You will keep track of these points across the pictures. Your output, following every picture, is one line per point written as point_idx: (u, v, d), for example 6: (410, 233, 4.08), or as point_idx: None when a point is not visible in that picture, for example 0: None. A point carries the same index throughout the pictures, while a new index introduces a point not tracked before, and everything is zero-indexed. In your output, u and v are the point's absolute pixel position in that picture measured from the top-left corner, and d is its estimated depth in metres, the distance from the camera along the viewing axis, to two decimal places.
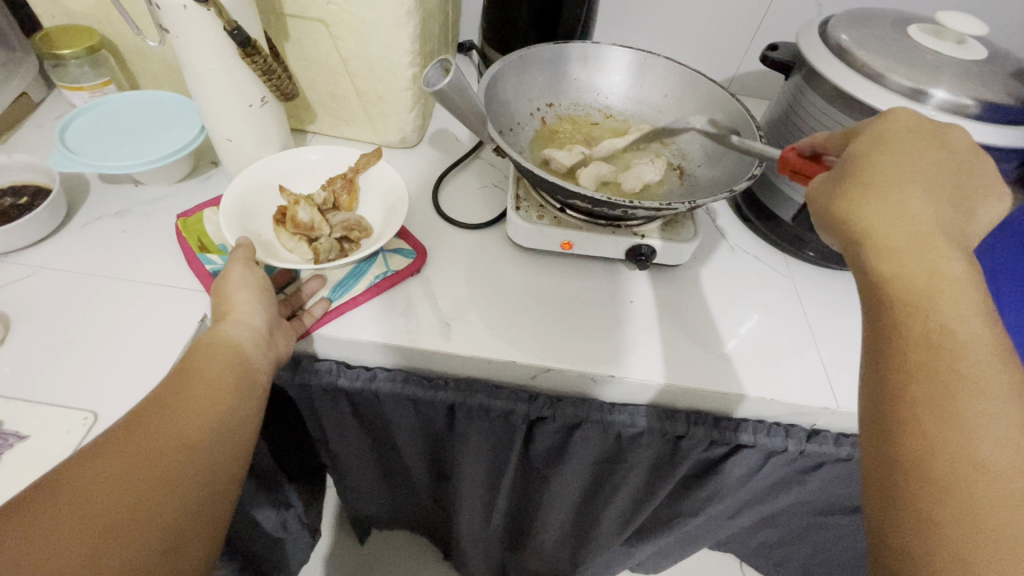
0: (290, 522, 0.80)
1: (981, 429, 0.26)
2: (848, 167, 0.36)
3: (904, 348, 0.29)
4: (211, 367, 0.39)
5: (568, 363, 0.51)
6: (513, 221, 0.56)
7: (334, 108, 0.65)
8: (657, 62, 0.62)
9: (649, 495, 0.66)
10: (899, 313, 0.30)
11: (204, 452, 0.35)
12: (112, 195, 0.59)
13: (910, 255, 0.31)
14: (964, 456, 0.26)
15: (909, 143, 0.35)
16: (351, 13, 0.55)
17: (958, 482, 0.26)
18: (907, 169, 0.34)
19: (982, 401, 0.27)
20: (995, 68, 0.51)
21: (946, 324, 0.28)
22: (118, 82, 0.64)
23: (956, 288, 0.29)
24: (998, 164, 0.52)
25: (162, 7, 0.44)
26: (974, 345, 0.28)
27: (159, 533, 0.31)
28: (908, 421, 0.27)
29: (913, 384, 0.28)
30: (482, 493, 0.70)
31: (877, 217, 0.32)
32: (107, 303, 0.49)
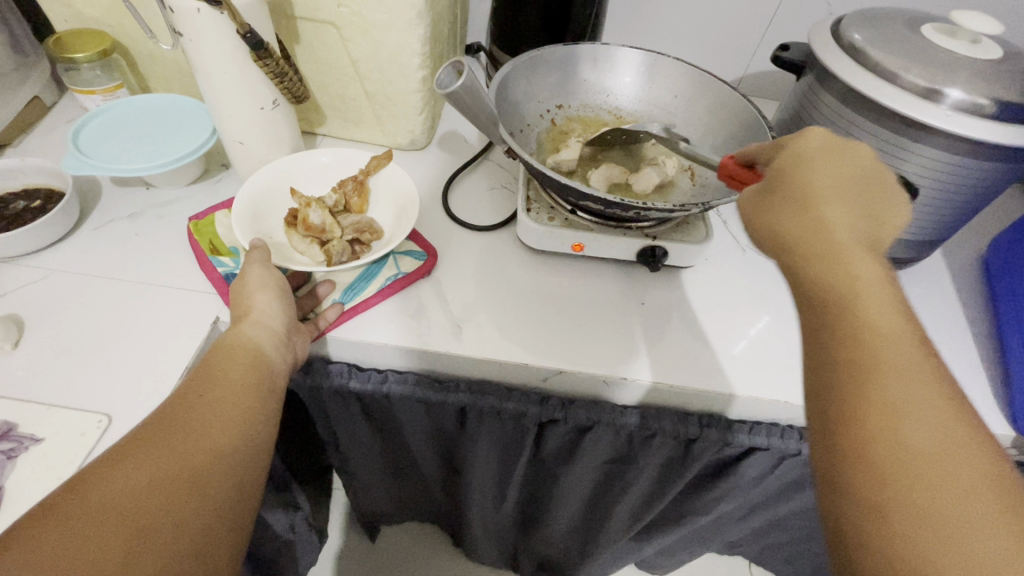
0: (299, 524, 0.79)
1: (913, 418, 0.27)
2: (775, 180, 0.38)
3: (835, 348, 0.31)
4: (232, 371, 0.39)
5: (580, 365, 0.51)
6: (524, 222, 0.56)
7: (344, 110, 0.66)
8: (667, 63, 0.62)
9: (659, 496, 0.65)
10: (834, 314, 0.31)
11: (229, 456, 0.34)
12: (124, 198, 0.59)
13: (834, 262, 0.33)
14: (900, 445, 0.27)
15: (830, 154, 0.36)
16: (362, 16, 0.55)
17: (892, 466, 0.27)
18: (824, 184, 0.35)
19: (908, 393, 0.28)
20: (1010, 67, 0.51)
21: (872, 322, 0.30)
22: (129, 85, 0.64)
23: (875, 287, 0.32)
24: (1014, 164, 0.51)
25: (176, 11, 0.44)
26: (895, 339, 0.30)
27: (187, 538, 0.30)
28: (848, 417, 0.29)
29: (846, 381, 0.29)
30: (493, 488, 0.71)
31: (802, 228, 0.34)
32: (121, 306, 0.49)
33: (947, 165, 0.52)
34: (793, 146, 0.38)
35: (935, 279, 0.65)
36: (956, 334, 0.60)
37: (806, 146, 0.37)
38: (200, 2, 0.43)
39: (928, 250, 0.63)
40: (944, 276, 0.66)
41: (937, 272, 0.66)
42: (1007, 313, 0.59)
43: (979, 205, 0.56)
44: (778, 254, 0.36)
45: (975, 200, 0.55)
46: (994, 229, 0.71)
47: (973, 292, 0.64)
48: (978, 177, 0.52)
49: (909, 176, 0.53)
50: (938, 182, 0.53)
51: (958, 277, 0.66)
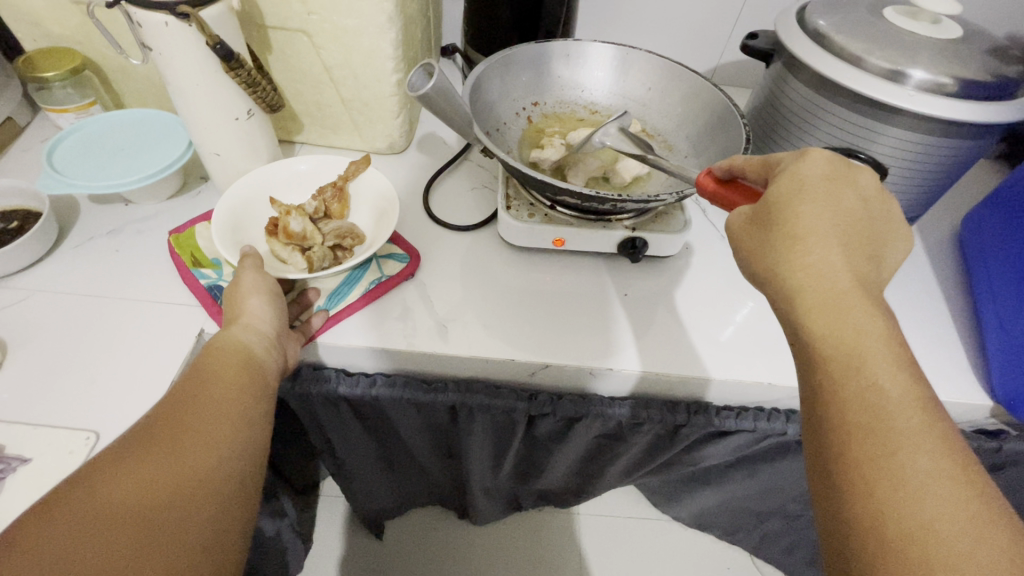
0: (287, 531, 0.79)
1: (924, 491, 0.28)
2: (766, 216, 0.36)
3: (841, 409, 0.31)
4: (224, 370, 0.39)
5: (567, 358, 0.52)
6: (505, 220, 0.56)
7: (321, 117, 0.66)
8: (638, 55, 0.62)
9: (647, 460, 0.67)
10: (839, 375, 0.32)
11: (230, 453, 0.35)
12: (102, 215, 0.59)
13: (837, 313, 0.32)
14: (884, 440, 0.29)
15: (821, 192, 0.35)
16: (333, 22, 0.55)
17: (874, 456, 0.29)
18: (821, 224, 0.34)
19: (917, 461, 0.29)
20: (971, 45, 0.52)
21: (860, 322, 0.32)
22: (103, 102, 0.64)
23: (884, 347, 0.32)
24: (979, 139, 0.52)
25: (144, 26, 0.44)
26: (872, 333, 0.32)
27: (192, 532, 0.31)
28: (855, 487, 0.29)
29: (851, 447, 0.30)
30: (489, 464, 0.72)
31: (801, 275, 0.34)
32: (103, 323, 0.49)
33: (914, 144, 0.53)
34: (786, 178, 0.36)
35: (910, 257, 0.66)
36: (933, 310, 0.61)
37: (802, 179, 0.36)
38: (168, 15, 0.43)
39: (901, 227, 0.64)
40: (919, 253, 0.67)
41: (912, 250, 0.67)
42: (980, 281, 0.60)
43: (948, 181, 0.58)
44: (776, 298, 0.36)
45: (945, 177, 0.57)
46: (966, 203, 0.73)
47: (947, 270, 0.66)
48: (946, 154, 0.53)
49: (880, 157, 0.55)
50: (906, 160, 0.54)
51: (934, 253, 0.67)
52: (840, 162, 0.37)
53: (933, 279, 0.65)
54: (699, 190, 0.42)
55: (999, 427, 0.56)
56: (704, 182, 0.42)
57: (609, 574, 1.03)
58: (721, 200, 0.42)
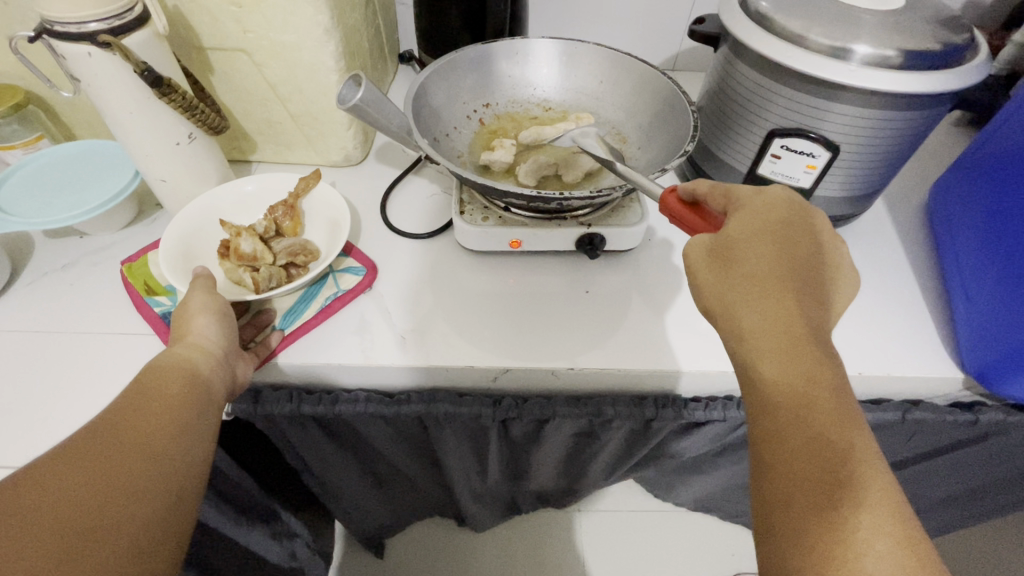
0: (300, 550, 0.83)
1: (865, 545, 0.28)
2: (719, 257, 0.37)
3: (791, 456, 0.31)
4: (166, 387, 0.39)
5: (527, 361, 0.51)
6: (458, 225, 0.56)
7: (273, 134, 0.65)
8: (586, 48, 0.62)
9: (628, 456, 0.66)
10: (790, 421, 0.32)
11: (170, 459, 0.35)
12: (57, 249, 0.58)
13: (787, 358, 0.32)
14: (830, 491, 0.29)
15: (776, 236, 0.36)
16: (270, 39, 0.54)
17: (817, 507, 0.29)
18: (776, 269, 0.35)
19: (861, 517, 0.29)
20: (913, 15, 0.51)
21: (816, 370, 0.32)
22: (52, 135, 0.63)
23: (839, 395, 0.32)
24: (929, 109, 0.51)
25: (68, 58, 0.43)
26: (829, 381, 0.32)
27: (126, 535, 0.31)
28: (800, 538, 0.29)
29: (798, 495, 0.30)
30: (472, 469, 0.72)
31: (751, 317, 0.34)
32: (58, 358, 0.49)
33: (865, 120, 0.52)
34: (739, 218, 0.38)
35: (877, 232, 0.66)
36: (901, 285, 0.61)
37: (758, 224, 0.37)
38: (90, 46, 0.42)
39: (867, 202, 0.63)
40: (887, 227, 0.66)
41: (879, 224, 0.67)
42: (949, 254, 0.59)
43: (904, 152, 0.57)
44: (726, 336, 0.36)
45: (902, 149, 0.56)
46: (933, 172, 0.72)
47: (916, 243, 0.65)
48: (897, 127, 0.53)
49: (832, 135, 0.54)
50: (860, 137, 0.54)
51: (903, 226, 0.67)
52: (796, 208, 0.38)
53: (902, 253, 0.64)
54: (662, 209, 0.42)
55: (975, 398, 0.55)
56: (673, 205, 0.42)
57: (609, 568, 1.03)
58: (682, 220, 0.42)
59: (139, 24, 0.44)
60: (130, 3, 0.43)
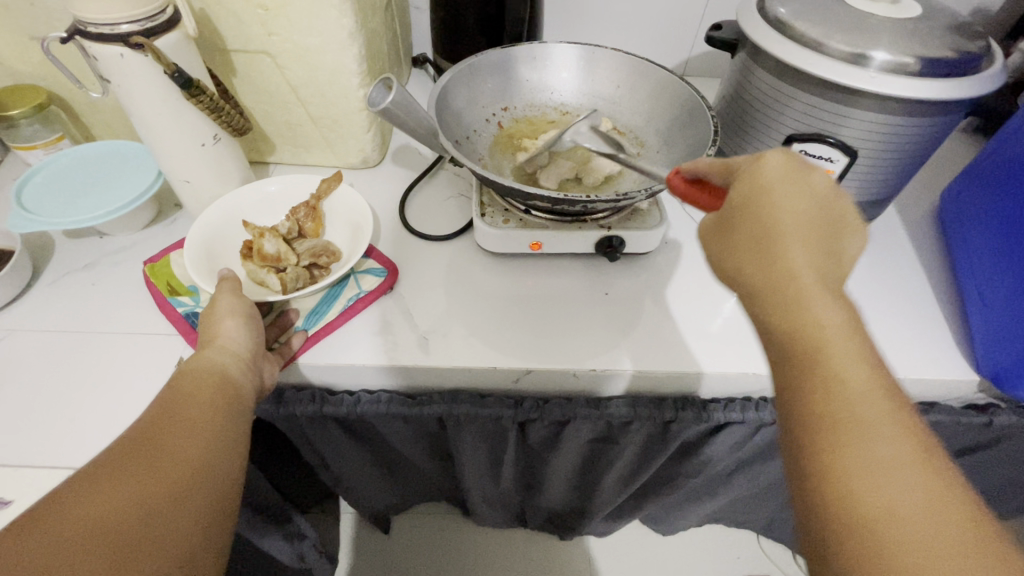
0: (310, 552, 0.82)
1: (889, 477, 0.28)
2: (729, 220, 0.36)
3: (806, 400, 0.31)
4: (199, 393, 0.39)
5: (550, 362, 0.51)
6: (479, 228, 0.56)
7: (292, 136, 0.66)
8: (604, 53, 0.62)
9: (646, 463, 0.66)
10: (803, 368, 0.32)
11: (209, 467, 0.35)
12: (78, 249, 0.58)
13: (798, 308, 0.33)
14: (843, 428, 0.29)
15: (785, 185, 0.34)
16: (294, 42, 0.55)
17: (834, 447, 0.29)
18: (780, 223, 0.33)
19: (875, 448, 0.29)
20: (930, 23, 0.52)
21: (817, 317, 0.32)
22: (72, 136, 0.63)
23: (845, 333, 0.32)
24: (946, 115, 0.52)
25: (99, 59, 0.44)
26: (833, 322, 0.32)
27: (174, 543, 0.31)
28: (821, 478, 0.29)
29: (818, 434, 0.30)
30: (486, 472, 0.72)
31: (763, 272, 0.34)
32: (82, 358, 0.49)
33: (881, 125, 0.53)
34: (745, 180, 0.35)
35: (890, 236, 0.67)
36: (915, 288, 0.61)
37: (763, 177, 0.34)
38: (122, 48, 0.43)
39: (880, 207, 0.64)
40: (899, 231, 0.67)
41: (892, 229, 0.67)
42: (963, 257, 0.60)
43: (919, 158, 0.58)
44: (743, 295, 0.36)
45: (916, 155, 0.57)
46: (944, 179, 0.73)
47: (929, 247, 0.66)
48: (913, 132, 0.53)
49: (848, 138, 0.55)
50: (876, 142, 0.54)
51: (915, 230, 0.68)
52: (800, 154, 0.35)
53: (915, 257, 0.65)
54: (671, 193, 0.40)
55: (988, 401, 0.56)
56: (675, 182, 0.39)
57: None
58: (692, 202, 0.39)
59: (170, 26, 0.45)
60: (162, 5, 0.43)
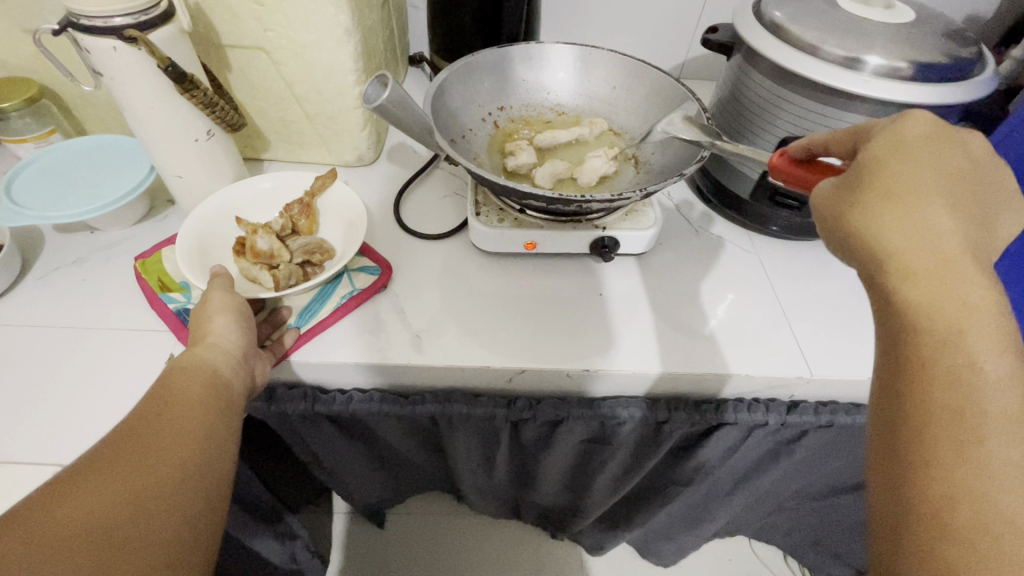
0: (300, 552, 0.82)
1: (1010, 476, 0.25)
2: (858, 178, 0.33)
3: (928, 382, 0.28)
4: (189, 390, 0.38)
5: (543, 362, 0.51)
6: (474, 227, 0.56)
7: (286, 133, 0.65)
8: (601, 55, 0.63)
9: (639, 464, 0.66)
10: (936, 348, 0.28)
11: (199, 465, 0.35)
12: (68, 244, 0.58)
13: (934, 280, 0.29)
14: (969, 416, 0.26)
15: (930, 151, 0.32)
16: (290, 38, 0.55)
17: (952, 435, 0.27)
18: (924, 187, 0.31)
19: (1005, 444, 0.26)
20: (923, 28, 0.52)
21: (963, 296, 0.28)
22: (63, 129, 0.63)
23: (991, 319, 0.28)
24: (938, 119, 0.53)
25: (92, 52, 0.43)
26: (980, 305, 0.28)
27: (161, 541, 0.31)
28: (924, 466, 0.27)
29: (934, 420, 0.27)
30: (479, 469, 0.72)
31: (894, 234, 0.30)
32: (70, 353, 0.49)
33: None
34: (884, 135, 0.33)
35: None
36: None
37: (906, 135, 0.32)
38: (116, 41, 0.42)
39: None
40: None
41: None
42: None
43: None
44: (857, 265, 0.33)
45: None
46: None
47: None
48: None
49: None
50: None
51: None
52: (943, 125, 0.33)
53: None
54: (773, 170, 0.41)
55: None
56: (777, 163, 0.41)
57: None
58: (795, 180, 0.40)
59: (164, 20, 0.44)
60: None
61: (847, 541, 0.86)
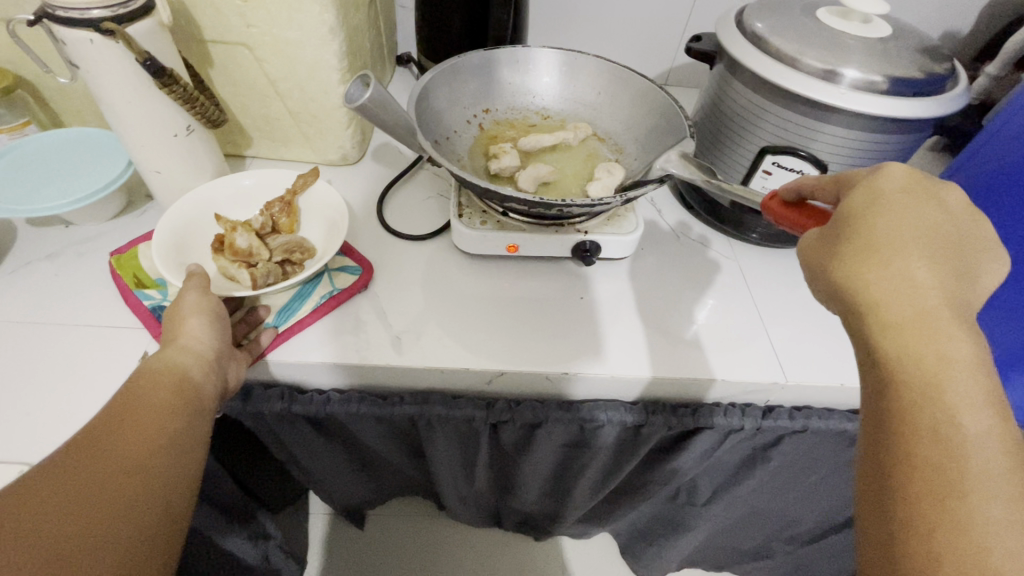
0: (275, 553, 0.81)
1: (995, 533, 0.25)
2: (841, 228, 0.34)
3: (911, 433, 0.28)
4: (156, 394, 0.38)
5: (523, 364, 0.52)
6: (457, 229, 0.56)
7: (269, 130, 0.65)
8: (585, 60, 0.63)
9: (618, 468, 0.67)
10: (913, 398, 0.29)
11: (160, 474, 0.34)
12: (42, 238, 0.57)
13: (915, 333, 0.30)
14: (950, 470, 0.27)
15: (910, 204, 0.33)
16: (273, 35, 0.54)
17: (936, 487, 0.27)
18: (902, 239, 0.32)
19: (990, 502, 0.26)
20: (899, 43, 0.54)
21: (940, 351, 0.29)
22: (39, 121, 0.62)
23: (965, 377, 0.29)
24: (912, 133, 0.54)
25: (68, 43, 0.42)
26: (955, 356, 0.29)
27: (115, 551, 0.30)
28: (910, 520, 0.27)
29: (919, 477, 0.27)
30: (459, 472, 0.72)
31: (876, 286, 0.31)
32: (42, 350, 0.48)
33: (853, 141, 0.54)
34: (861, 189, 0.35)
35: None
36: None
37: (882, 186, 0.34)
38: (92, 33, 0.42)
39: None
40: None
41: None
42: None
43: None
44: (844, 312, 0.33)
45: None
46: None
47: None
48: (881, 148, 0.55)
49: (821, 154, 0.56)
50: (846, 157, 0.56)
51: None
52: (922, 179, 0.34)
53: None
54: (763, 213, 0.42)
55: None
56: (772, 206, 0.41)
57: None
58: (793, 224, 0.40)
59: (144, 13, 0.44)
60: None
61: (825, 552, 0.87)
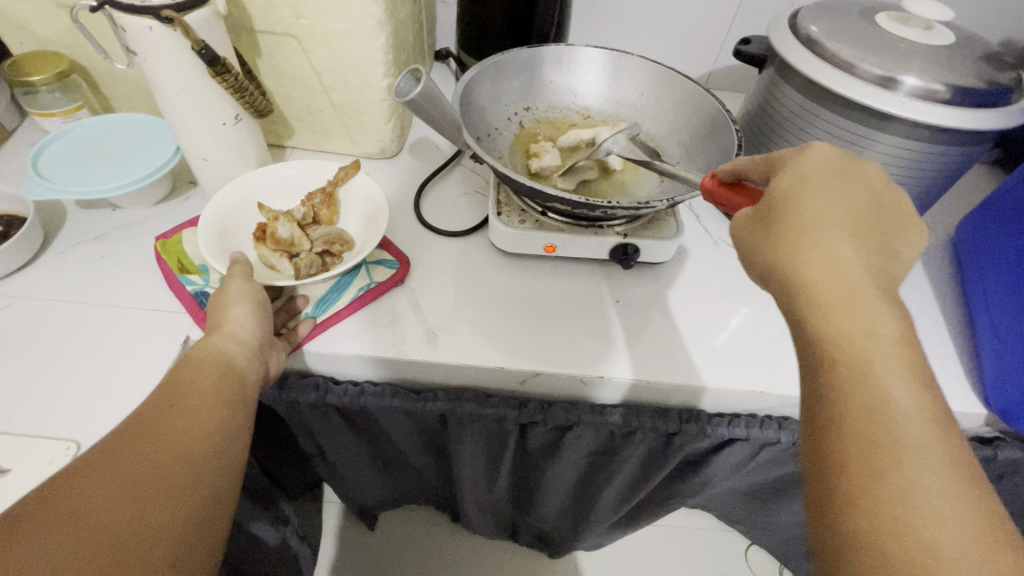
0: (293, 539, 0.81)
1: (925, 493, 0.26)
2: (771, 210, 0.35)
3: (848, 409, 0.29)
4: (203, 380, 0.38)
5: (558, 366, 0.51)
6: (496, 227, 0.56)
7: (311, 121, 0.65)
8: (630, 60, 0.62)
9: (646, 479, 0.66)
10: (845, 372, 0.29)
11: (206, 462, 0.34)
12: (90, 220, 0.58)
13: (846, 310, 0.31)
14: (879, 439, 0.27)
15: (836, 184, 0.34)
16: (322, 27, 0.54)
17: (870, 457, 0.27)
18: (826, 218, 0.33)
19: (917, 466, 0.27)
20: (962, 52, 0.52)
21: (869, 327, 0.30)
22: (90, 105, 0.63)
23: (891, 349, 0.30)
24: (972, 146, 0.52)
25: (128, 29, 0.43)
26: (881, 330, 0.30)
27: (168, 539, 0.30)
28: (847, 488, 0.27)
29: (850, 449, 0.28)
30: (482, 475, 0.71)
31: (809, 265, 0.32)
32: (89, 330, 0.49)
33: (907, 150, 0.52)
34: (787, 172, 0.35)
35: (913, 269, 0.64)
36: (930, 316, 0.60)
37: (807, 168, 0.35)
38: (152, 20, 0.42)
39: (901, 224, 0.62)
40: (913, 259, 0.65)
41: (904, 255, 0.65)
42: (977, 292, 0.57)
43: (944, 185, 0.57)
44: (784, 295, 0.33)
45: (938, 182, 0.56)
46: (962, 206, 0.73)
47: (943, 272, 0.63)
48: (938, 160, 0.53)
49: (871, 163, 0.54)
50: (902, 166, 0.54)
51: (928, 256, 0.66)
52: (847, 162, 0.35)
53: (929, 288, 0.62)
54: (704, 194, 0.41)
55: (995, 434, 0.55)
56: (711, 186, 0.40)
57: None
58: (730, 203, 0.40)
59: (201, 2, 0.44)
60: None
61: None
